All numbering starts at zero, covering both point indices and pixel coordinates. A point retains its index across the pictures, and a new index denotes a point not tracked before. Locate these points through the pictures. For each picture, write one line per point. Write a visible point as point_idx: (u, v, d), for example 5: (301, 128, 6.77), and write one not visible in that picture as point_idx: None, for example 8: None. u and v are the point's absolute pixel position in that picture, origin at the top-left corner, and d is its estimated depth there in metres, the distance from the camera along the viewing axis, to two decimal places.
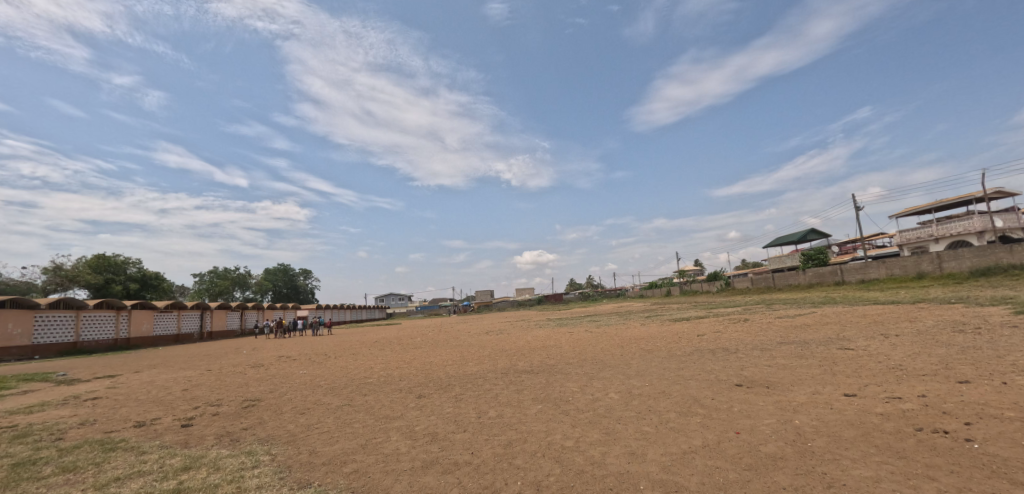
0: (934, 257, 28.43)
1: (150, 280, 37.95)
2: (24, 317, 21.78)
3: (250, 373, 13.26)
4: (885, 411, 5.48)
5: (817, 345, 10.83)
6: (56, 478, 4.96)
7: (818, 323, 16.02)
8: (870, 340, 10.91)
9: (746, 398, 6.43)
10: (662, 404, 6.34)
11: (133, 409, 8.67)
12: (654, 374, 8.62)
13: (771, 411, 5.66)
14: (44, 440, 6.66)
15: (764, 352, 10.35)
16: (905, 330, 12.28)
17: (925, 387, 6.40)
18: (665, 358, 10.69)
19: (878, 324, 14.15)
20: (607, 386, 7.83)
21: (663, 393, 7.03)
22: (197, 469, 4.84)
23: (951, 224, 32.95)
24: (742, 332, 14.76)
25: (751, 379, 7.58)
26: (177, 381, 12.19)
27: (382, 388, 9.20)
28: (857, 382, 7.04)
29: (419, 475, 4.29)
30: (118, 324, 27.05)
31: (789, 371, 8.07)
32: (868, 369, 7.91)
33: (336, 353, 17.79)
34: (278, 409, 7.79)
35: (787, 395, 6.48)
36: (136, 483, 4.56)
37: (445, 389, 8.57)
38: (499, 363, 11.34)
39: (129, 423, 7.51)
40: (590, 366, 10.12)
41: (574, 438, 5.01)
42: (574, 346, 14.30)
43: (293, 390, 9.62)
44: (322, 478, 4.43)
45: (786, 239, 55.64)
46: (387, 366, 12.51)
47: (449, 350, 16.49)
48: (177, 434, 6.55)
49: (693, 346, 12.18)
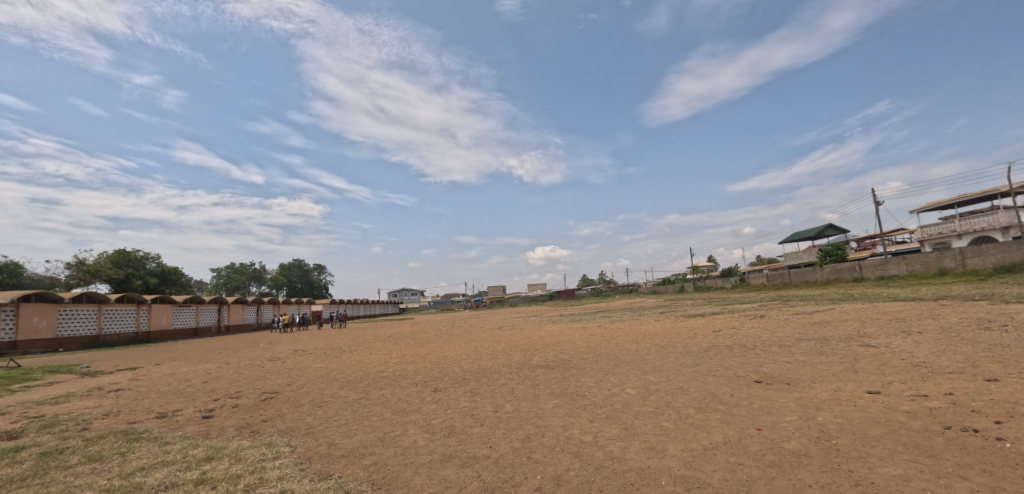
0: (957, 253, 27.82)
1: (169, 275, 38.92)
2: (48, 310, 22.48)
3: (266, 367, 13.44)
4: (911, 408, 5.33)
5: (837, 342, 10.62)
6: (83, 467, 5.08)
7: (838, 320, 15.68)
8: (892, 337, 10.70)
9: (765, 394, 6.34)
10: (681, 400, 6.28)
11: (154, 401, 8.88)
12: (670, 370, 8.53)
13: (792, 408, 5.55)
14: (71, 430, 6.84)
15: (782, 348, 10.21)
16: (929, 327, 11.99)
17: (951, 385, 6.23)
18: (681, 354, 10.59)
19: (902, 321, 13.83)
20: (623, 381, 7.76)
21: (681, 389, 6.96)
22: (219, 459, 4.91)
23: (974, 219, 32.14)
24: (758, 328, 14.54)
25: (771, 376, 7.44)
26: (196, 374, 12.43)
27: (397, 382, 9.24)
28: (881, 380, 6.87)
29: (438, 469, 4.30)
30: (138, 317, 27.73)
31: (810, 368, 7.89)
32: (891, 366, 7.74)
33: (351, 347, 17.99)
34: (296, 402, 7.88)
35: (808, 392, 6.36)
36: (160, 472, 4.65)
37: (460, 383, 8.59)
38: (513, 358, 11.35)
39: (151, 414, 7.66)
40: (605, 361, 10.02)
41: (592, 433, 4.97)
42: (588, 342, 14.20)
43: (310, 383, 9.73)
44: (342, 470, 4.46)
45: (803, 234, 54.72)
46: (401, 360, 12.58)
47: (463, 344, 16.55)
48: (198, 426, 6.65)
49: (710, 342, 12.04)
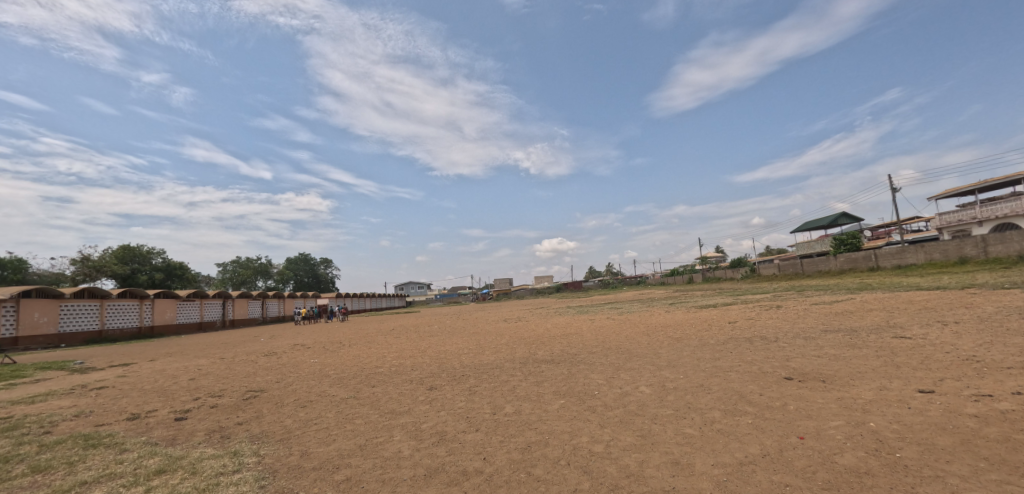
0: (979, 240, 26.73)
1: (174, 270, 39.07)
2: (49, 305, 22.16)
3: (260, 362, 12.89)
4: (979, 412, 4.55)
5: (867, 333, 9.80)
6: (22, 480, 4.47)
7: (862, 310, 14.82)
8: (928, 328, 9.87)
9: (800, 393, 5.59)
10: (703, 400, 5.55)
11: (133, 400, 8.33)
12: (688, 366, 7.77)
13: (835, 411, 4.80)
14: (30, 434, 6.25)
15: (808, 341, 9.43)
16: (966, 316, 11.10)
17: (1017, 383, 5.42)
18: (697, 347, 9.86)
19: (932, 311, 12.95)
20: (636, 378, 7.04)
21: (702, 387, 6.22)
22: (171, 472, 4.26)
23: (996, 205, 30.93)
24: (778, 320, 13.71)
25: (803, 372, 6.65)
26: (186, 370, 11.91)
27: (391, 379, 8.59)
28: (931, 376, 6.06)
29: (419, 487, 3.61)
30: (141, 312, 27.40)
31: (845, 363, 7.10)
32: (937, 361, 6.93)
33: (351, 341, 17.43)
34: (279, 401, 7.27)
35: (849, 390, 5.59)
36: (99, 490, 3.99)
37: (458, 380, 7.94)
38: (517, 353, 10.66)
39: (123, 415, 7.08)
40: (615, 356, 9.29)
41: (604, 441, 4.26)
42: (597, 335, 13.49)
43: (299, 380, 9.13)
44: (309, 487, 3.79)
45: (815, 223, 53.49)
46: (399, 355, 11.97)
47: (466, 337, 15.95)
48: (167, 430, 6.04)
49: (727, 334, 11.30)
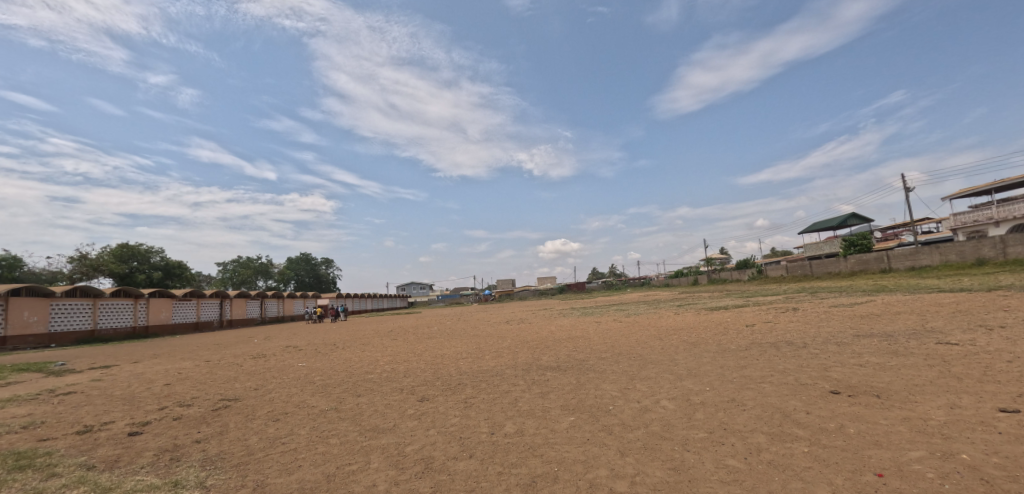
0: (997, 241, 25.67)
1: (172, 269, 38.34)
2: (39, 304, 21.44)
3: (245, 366, 12.07)
4: None
5: (906, 339, 8.85)
6: None
7: (887, 312, 13.92)
8: (973, 333, 8.92)
9: (856, 412, 4.70)
10: (740, 419, 4.68)
11: (94, 410, 7.48)
12: (713, 376, 6.86)
13: (909, 438, 3.91)
14: None
15: (841, 347, 8.53)
16: (1011, 321, 10.11)
17: None
18: (717, 353, 8.98)
19: (968, 314, 11.96)
20: (654, 391, 6.13)
21: (734, 402, 5.34)
22: None
23: (1014, 205, 29.80)
24: (799, 323, 12.76)
25: (850, 385, 5.75)
26: (166, 374, 11.11)
27: (379, 387, 7.75)
28: (1007, 392, 5.13)
29: None
30: (135, 312, 26.67)
31: (897, 375, 6.16)
32: (1002, 372, 6.00)
33: (345, 343, 16.63)
34: (250, 413, 6.44)
35: (914, 409, 4.68)
36: None
37: (453, 390, 7.09)
38: (519, 358, 9.78)
39: (74, 428, 6.25)
40: (629, 363, 8.37)
41: (628, 477, 3.40)
42: (605, 338, 12.61)
43: (279, 388, 8.29)
44: None
45: (824, 224, 52.38)
46: (392, 360, 11.12)
47: (465, 340, 15.11)
48: (114, 448, 5.22)
49: (748, 339, 10.41)
